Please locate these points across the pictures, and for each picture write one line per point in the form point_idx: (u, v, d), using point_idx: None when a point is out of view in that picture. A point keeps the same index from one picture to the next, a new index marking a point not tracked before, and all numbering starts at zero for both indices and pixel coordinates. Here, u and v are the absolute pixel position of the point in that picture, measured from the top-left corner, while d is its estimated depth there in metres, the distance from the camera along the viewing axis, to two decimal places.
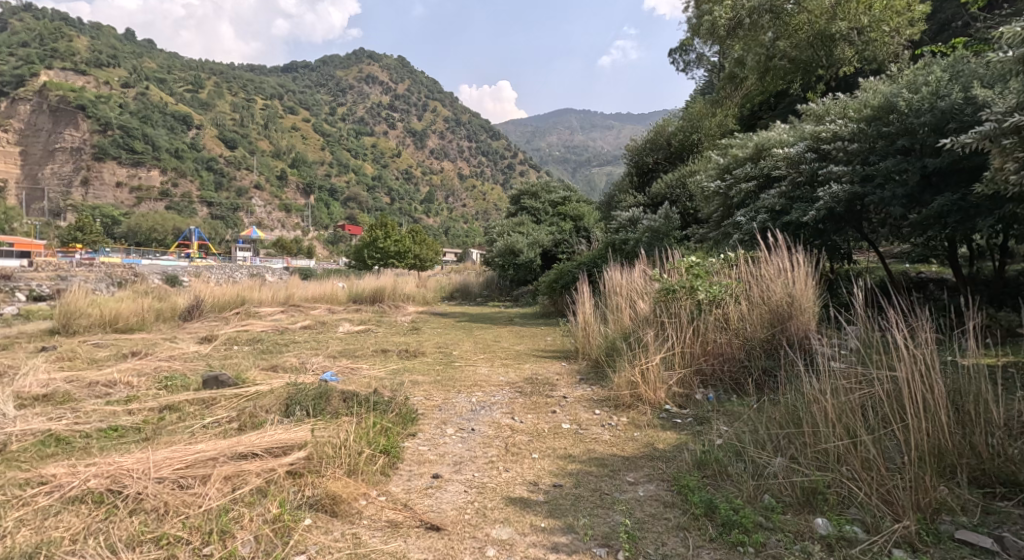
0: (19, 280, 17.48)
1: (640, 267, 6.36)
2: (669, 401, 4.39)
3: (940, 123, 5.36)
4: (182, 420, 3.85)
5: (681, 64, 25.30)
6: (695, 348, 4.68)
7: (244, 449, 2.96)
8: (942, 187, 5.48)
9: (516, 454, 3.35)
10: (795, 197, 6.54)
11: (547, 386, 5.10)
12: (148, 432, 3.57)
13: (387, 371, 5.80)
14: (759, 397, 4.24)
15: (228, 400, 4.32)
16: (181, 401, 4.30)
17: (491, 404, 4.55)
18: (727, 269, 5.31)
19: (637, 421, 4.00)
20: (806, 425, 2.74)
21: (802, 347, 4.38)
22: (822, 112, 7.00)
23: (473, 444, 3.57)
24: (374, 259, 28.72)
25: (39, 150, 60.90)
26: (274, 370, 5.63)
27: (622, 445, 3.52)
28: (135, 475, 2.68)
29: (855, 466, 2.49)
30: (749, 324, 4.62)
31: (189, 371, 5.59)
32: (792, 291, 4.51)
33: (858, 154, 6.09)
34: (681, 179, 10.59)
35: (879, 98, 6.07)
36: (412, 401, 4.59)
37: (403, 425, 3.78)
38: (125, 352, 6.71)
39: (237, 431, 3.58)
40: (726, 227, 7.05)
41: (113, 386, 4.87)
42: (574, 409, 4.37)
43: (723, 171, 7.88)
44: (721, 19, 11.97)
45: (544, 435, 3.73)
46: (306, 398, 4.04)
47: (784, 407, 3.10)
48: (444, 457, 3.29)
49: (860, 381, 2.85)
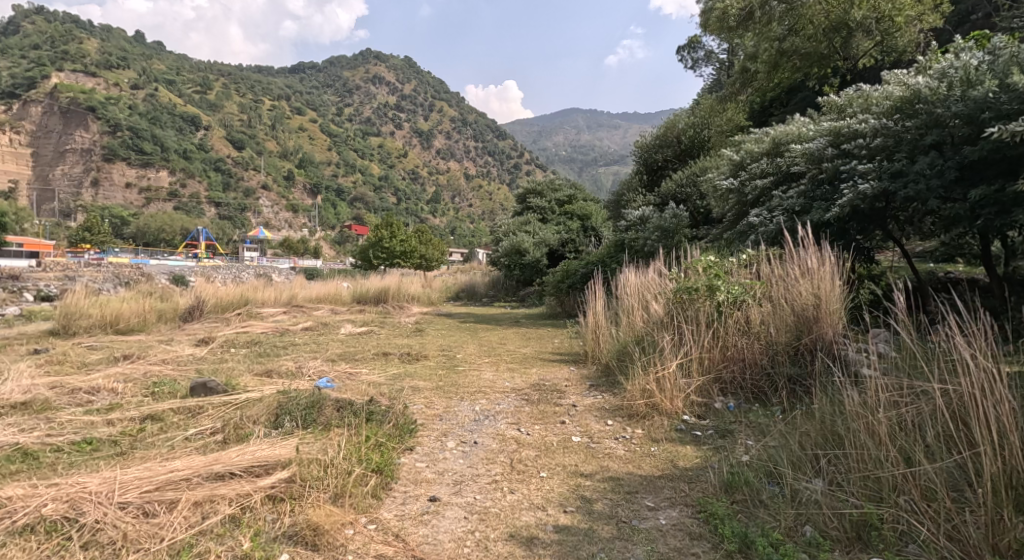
0: (27, 280, 17.57)
1: (653, 267, 6.06)
2: (687, 411, 4.09)
3: (972, 114, 4.97)
4: (163, 431, 3.58)
5: (689, 61, 24.84)
6: (714, 353, 4.41)
7: (222, 469, 2.68)
8: (979, 181, 5.09)
9: (522, 473, 3.06)
10: (815, 195, 6.22)
11: (556, 393, 4.79)
12: (125, 446, 3.30)
13: (387, 376, 5.51)
14: (787, 407, 3.94)
15: (216, 409, 4.04)
16: (164, 410, 4.02)
17: (495, 413, 4.26)
18: (745, 269, 5.01)
19: (654, 434, 3.70)
20: (852, 447, 2.45)
21: (830, 354, 4.08)
22: (844, 106, 6.62)
23: (475, 460, 3.28)
24: (380, 259, 28.48)
25: (50, 151, 61.54)
26: (269, 375, 5.35)
27: (639, 461, 3.22)
28: (96, 500, 2.40)
29: (914, 497, 2.18)
30: (771, 327, 4.33)
31: (180, 376, 5.32)
32: (818, 292, 4.19)
33: (883, 150, 5.72)
34: (692, 176, 10.25)
35: (903, 89, 5.69)
36: (412, 410, 4.29)
37: (401, 438, 3.51)
38: (118, 355, 6.47)
39: (220, 446, 3.30)
40: (740, 226, 6.76)
41: (96, 393, 4.58)
42: (585, 419, 4.07)
43: (738, 167, 7.56)
44: (731, 9, 11.02)
45: (552, 450, 3.43)
46: (297, 408, 3.77)
47: (823, 421, 2.82)
48: (443, 475, 3.01)
49: (910, 395, 2.55)
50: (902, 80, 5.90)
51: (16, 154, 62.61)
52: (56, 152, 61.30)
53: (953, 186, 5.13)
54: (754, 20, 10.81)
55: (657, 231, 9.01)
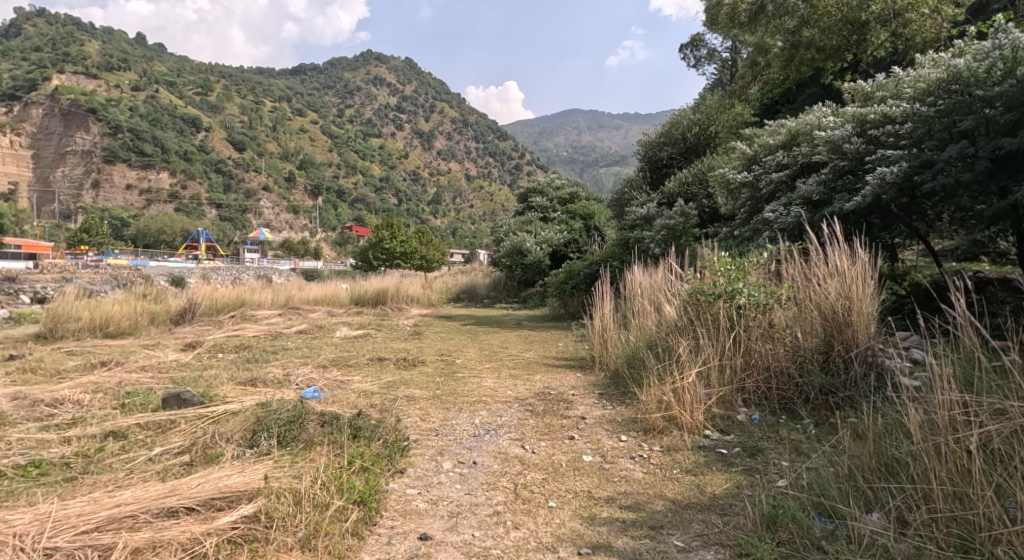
0: (24, 280, 17.35)
1: (664, 266, 5.66)
2: (709, 426, 3.69)
3: (1016, 96, 4.48)
4: (126, 451, 3.19)
5: (693, 59, 24.42)
6: (736, 360, 4.03)
7: (174, 504, 2.30)
8: (1017, 172, 4.64)
9: (528, 502, 2.67)
10: (836, 187, 5.83)
11: (563, 404, 4.38)
12: (79, 470, 2.91)
13: (380, 385, 5.10)
14: (821, 424, 3.57)
15: (188, 424, 3.64)
16: (131, 426, 3.62)
17: (497, 427, 3.86)
18: (767, 267, 4.61)
19: (675, 452, 3.32)
20: (932, 482, 2.09)
21: (864, 363, 3.71)
22: (872, 92, 6.20)
23: (475, 485, 2.88)
24: (380, 260, 28.07)
25: (51, 153, 61.45)
26: (253, 383, 4.95)
27: (660, 486, 2.84)
28: (18, 545, 2.05)
29: (1018, 546, 1.85)
30: (798, 331, 3.93)
31: (155, 385, 4.92)
32: (849, 293, 3.81)
33: (913, 138, 5.30)
34: (700, 173, 9.81)
35: (938, 71, 5.24)
36: (406, 424, 3.89)
37: (390, 458, 3.13)
38: (95, 361, 6.06)
39: (184, 469, 2.90)
40: (754, 223, 6.36)
41: (60, 405, 4.19)
42: (596, 434, 3.68)
43: (752, 162, 7.14)
44: (740, 6, 10.80)
45: (561, 472, 3.03)
46: (276, 423, 3.37)
47: (875, 443, 2.47)
48: (438, 506, 2.62)
49: (991, 416, 2.20)
50: (937, 63, 5.45)
51: (17, 155, 62.66)
52: (56, 154, 60.97)
53: (987, 179, 4.76)
54: (767, 14, 10.44)
55: (664, 230, 8.63)
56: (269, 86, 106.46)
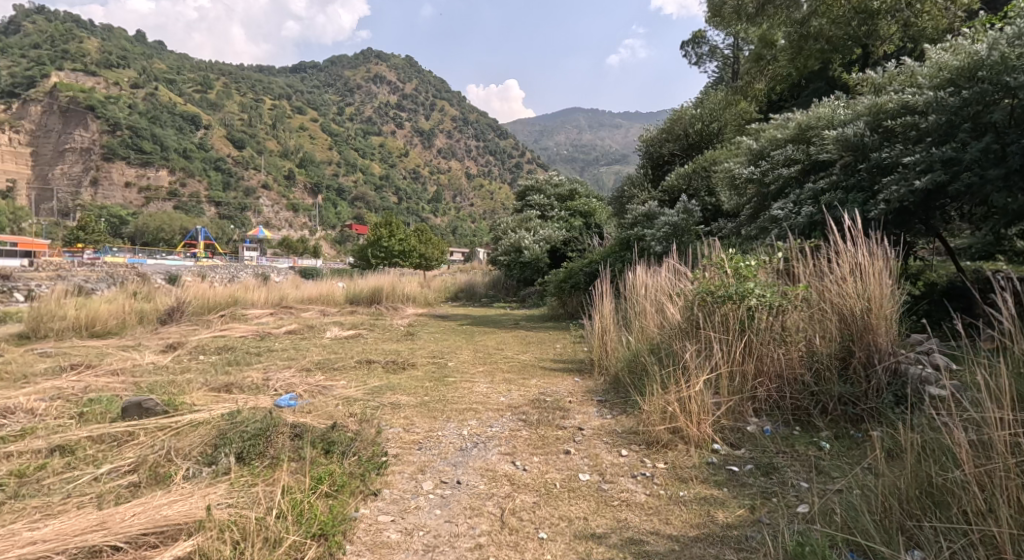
0: (19, 279, 16.98)
1: (667, 263, 5.30)
2: (717, 439, 3.35)
3: None
4: (70, 469, 2.86)
5: (694, 57, 24.01)
6: (746, 367, 3.68)
7: (99, 541, 2.03)
8: None
9: (516, 534, 2.34)
10: (849, 181, 5.47)
11: (558, 412, 4.04)
12: (9, 495, 2.57)
13: (364, 391, 4.77)
14: (841, 438, 3.26)
15: (147, 437, 3.30)
16: (81, 439, 3.27)
17: (486, 439, 3.53)
18: (777, 265, 4.26)
19: (680, 470, 2.98)
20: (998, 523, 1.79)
21: (886, 370, 3.40)
22: (883, 83, 5.88)
23: (456, 511, 2.54)
24: (379, 258, 27.69)
25: (50, 150, 61.06)
26: (227, 390, 4.60)
27: (665, 513, 2.50)
28: None
29: None
30: (816, 335, 3.59)
31: (121, 392, 4.56)
32: (870, 294, 3.48)
33: (934, 129, 4.93)
34: (702, 168, 9.47)
35: (960, 58, 4.88)
36: (386, 436, 3.55)
37: (364, 477, 2.80)
38: (67, 364, 5.70)
39: (128, 493, 2.57)
40: (763, 220, 6.01)
41: (12, 414, 3.84)
42: (594, 448, 3.34)
43: (758, 157, 6.79)
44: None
45: (555, 494, 2.70)
46: (238, 437, 3.02)
47: (914, 468, 2.16)
48: (412, 538, 2.30)
49: None
50: (956, 49, 5.10)
51: (15, 153, 62.33)
52: (55, 152, 60.48)
53: (1013, 175, 4.46)
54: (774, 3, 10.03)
55: (666, 227, 8.29)
56: (269, 84, 105.88)
